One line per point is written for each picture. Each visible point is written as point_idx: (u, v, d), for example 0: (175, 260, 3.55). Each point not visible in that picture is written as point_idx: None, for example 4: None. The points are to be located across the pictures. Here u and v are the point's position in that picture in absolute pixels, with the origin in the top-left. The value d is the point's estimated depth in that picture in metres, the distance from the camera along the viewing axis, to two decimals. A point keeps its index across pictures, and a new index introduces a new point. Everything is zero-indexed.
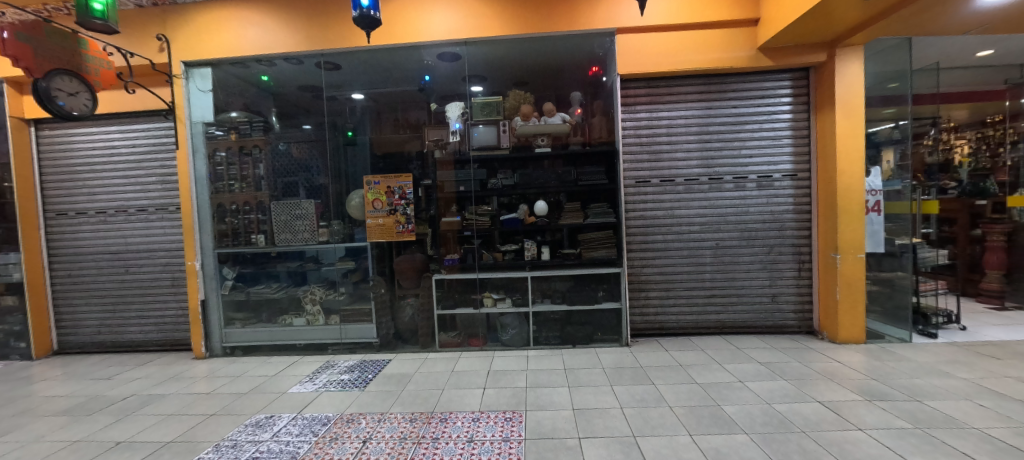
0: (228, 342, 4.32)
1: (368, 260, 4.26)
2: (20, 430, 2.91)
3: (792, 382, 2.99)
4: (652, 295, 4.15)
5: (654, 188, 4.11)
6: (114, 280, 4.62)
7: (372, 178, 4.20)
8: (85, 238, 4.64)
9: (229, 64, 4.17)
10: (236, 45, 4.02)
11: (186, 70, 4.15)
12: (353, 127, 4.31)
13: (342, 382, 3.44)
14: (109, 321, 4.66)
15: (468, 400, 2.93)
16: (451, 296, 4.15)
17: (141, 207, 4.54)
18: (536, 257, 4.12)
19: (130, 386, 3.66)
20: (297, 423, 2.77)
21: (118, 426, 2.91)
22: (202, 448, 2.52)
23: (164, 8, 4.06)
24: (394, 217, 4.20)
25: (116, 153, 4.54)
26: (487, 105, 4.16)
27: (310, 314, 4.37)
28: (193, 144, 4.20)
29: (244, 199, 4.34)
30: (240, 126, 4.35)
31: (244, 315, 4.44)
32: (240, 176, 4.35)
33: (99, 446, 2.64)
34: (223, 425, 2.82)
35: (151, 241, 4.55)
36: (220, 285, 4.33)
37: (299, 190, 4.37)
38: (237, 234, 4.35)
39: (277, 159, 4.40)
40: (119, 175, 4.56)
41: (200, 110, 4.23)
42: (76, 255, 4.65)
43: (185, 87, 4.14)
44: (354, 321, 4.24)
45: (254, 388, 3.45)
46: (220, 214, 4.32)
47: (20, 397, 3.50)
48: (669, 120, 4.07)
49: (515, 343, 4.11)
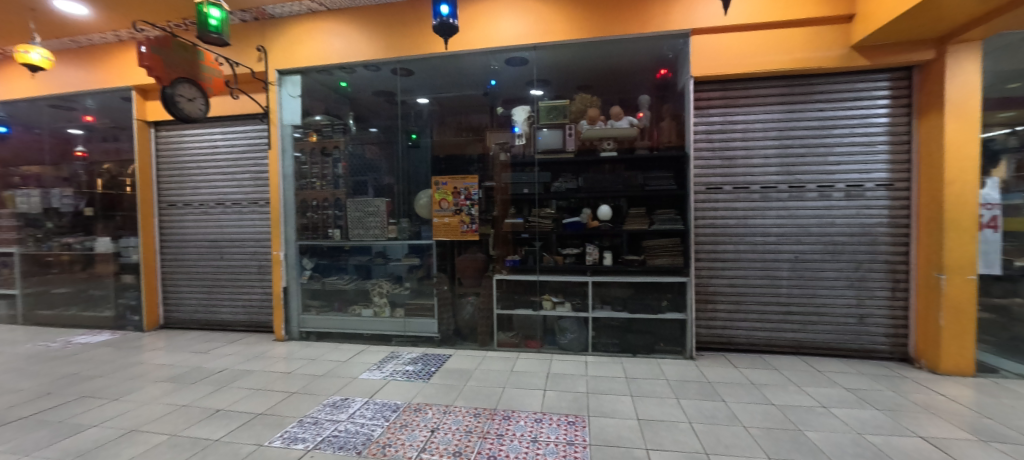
0: (305, 327, 4.68)
1: (432, 257, 4.41)
2: (138, 392, 3.35)
3: (886, 412, 2.71)
4: (720, 308, 3.95)
5: (726, 194, 3.91)
6: (211, 265, 5.18)
7: (440, 178, 4.35)
8: (190, 227, 5.24)
9: (315, 71, 4.54)
10: (323, 54, 4.37)
11: (279, 77, 4.57)
12: (418, 130, 4.51)
13: (407, 372, 3.62)
14: (205, 301, 5.23)
15: (529, 400, 2.96)
16: (511, 297, 4.23)
17: (236, 200, 5.06)
18: (597, 263, 4.08)
19: (223, 361, 4.08)
20: (370, 407, 2.95)
21: (216, 395, 3.26)
22: (288, 422, 2.77)
23: (263, 22, 4.52)
24: (459, 217, 4.31)
25: (218, 152, 5.10)
26: (553, 109, 4.17)
27: (378, 306, 4.62)
28: (282, 145, 4.61)
29: (323, 196, 4.68)
30: (323, 129, 4.69)
31: (319, 303, 4.79)
32: (322, 175, 4.69)
33: (202, 411, 2.98)
34: (304, 402, 3.08)
35: (243, 231, 5.05)
36: (300, 273, 4.72)
37: (369, 189, 4.63)
38: (316, 228, 4.71)
39: (354, 159, 4.69)
40: (220, 171, 5.11)
41: (290, 114, 4.62)
42: (182, 242, 5.27)
43: (277, 93, 4.55)
44: (417, 315, 4.43)
45: (328, 371, 3.72)
46: (303, 209, 4.70)
47: (136, 364, 4.03)
48: (745, 123, 3.86)
49: (573, 347, 4.08)
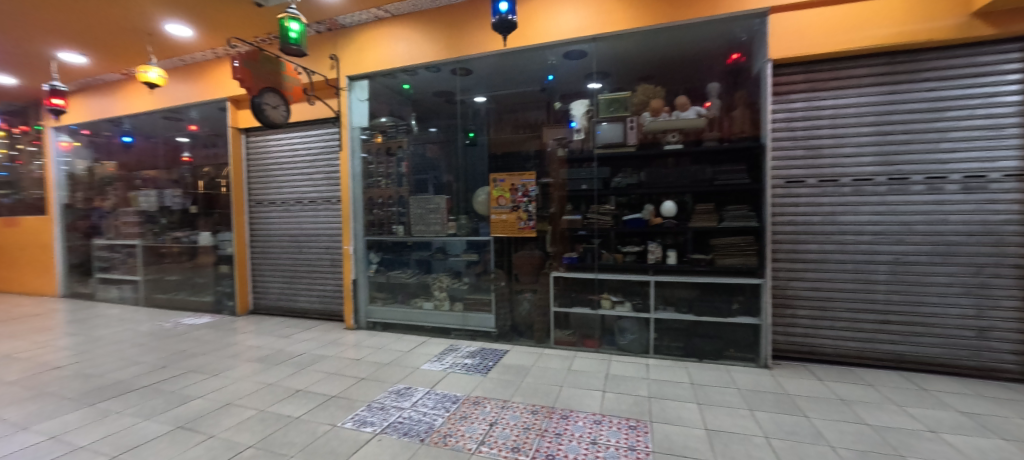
0: (372, 317, 4.98)
1: (490, 253, 4.46)
2: (233, 370, 3.76)
3: (1016, 444, 2.30)
4: (801, 314, 3.60)
5: (810, 187, 3.54)
6: (291, 257, 5.67)
7: (498, 176, 4.38)
8: (274, 223, 5.78)
9: (381, 76, 4.77)
10: (389, 59, 4.59)
11: (349, 83, 4.87)
12: (476, 128, 4.55)
13: (466, 365, 3.71)
14: (286, 290, 5.74)
15: (588, 401, 2.89)
16: (569, 295, 4.18)
17: (312, 198, 5.49)
18: (660, 261, 3.89)
19: (302, 345, 4.46)
20: (431, 397, 3.06)
21: (296, 376, 3.56)
22: (358, 406, 2.95)
23: (335, 32, 4.85)
24: (517, 213, 4.29)
25: (297, 154, 5.56)
26: (614, 102, 4.01)
27: (438, 299, 4.77)
28: (352, 146, 4.93)
29: (388, 193, 4.93)
30: (387, 130, 4.91)
31: (384, 295, 5.06)
32: (386, 174, 4.93)
33: (284, 390, 3.27)
34: (372, 388, 3.27)
35: (319, 227, 5.47)
36: (367, 267, 5.02)
37: (429, 187, 4.77)
38: (382, 224, 4.97)
39: (415, 158, 4.84)
40: (298, 172, 5.57)
41: (358, 118, 4.93)
42: (267, 237, 5.83)
43: (348, 98, 4.86)
44: (475, 310, 4.53)
45: (393, 360, 3.91)
46: (370, 206, 4.98)
47: (231, 344, 4.53)
48: (834, 109, 3.46)
49: (633, 349, 3.93)
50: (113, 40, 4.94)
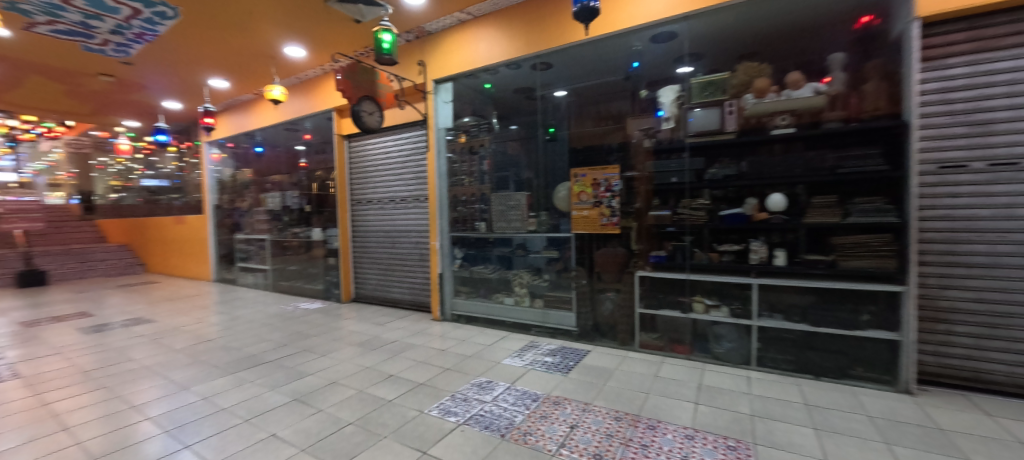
0: (456, 310, 5.19)
1: (570, 250, 4.34)
2: (338, 352, 4.19)
3: None
4: (959, 330, 2.93)
5: (974, 173, 2.85)
6: (386, 252, 6.16)
7: (579, 170, 4.25)
8: (372, 220, 6.33)
9: (464, 77, 4.90)
10: (472, 60, 4.71)
11: (435, 86, 5.10)
12: (556, 123, 4.46)
13: (546, 363, 3.67)
14: (382, 282, 6.26)
15: (678, 413, 2.67)
16: (656, 297, 3.92)
17: (404, 197, 5.89)
18: (765, 262, 3.44)
19: (395, 333, 4.82)
20: (512, 392, 3.08)
21: (389, 362, 3.84)
22: (442, 396, 3.08)
23: (423, 39, 5.11)
24: (599, 209, 4.12)
25: (390, 156, 6.00)
26: (710, 85, 3.64)
27: (518, 295, 4.81)
28: (438, 146, 5.17)
29: (471, 191, 5.08)
30: (470, 129, 5.04)
31: (468, 289, 5.25)
32: (469, 172, 5.09)
33: (380, 375, 3.54)
34: (456, 379, 3.39)
35: (409, 223, 5.85)
36: (452, 262, 5.24)
37: (510, 184, 4.81)
38: (465, 221, 5.14)
39: (497, 156, 4.91)
40: (392, 173, 6.01)
41: (444, 119, 5.15)
42: (366, 233, 6.41)
43: (434, 101, 5.11)
44: (556, 307, 4.47)
45: (475, 353, 4.03)
46: (454, 204, 5.19)
47: (337, 329, 5.07)
48: (1013, 72, 2.74)
49: (731, 359, 3.54)
50: (246, 65, 5.80)
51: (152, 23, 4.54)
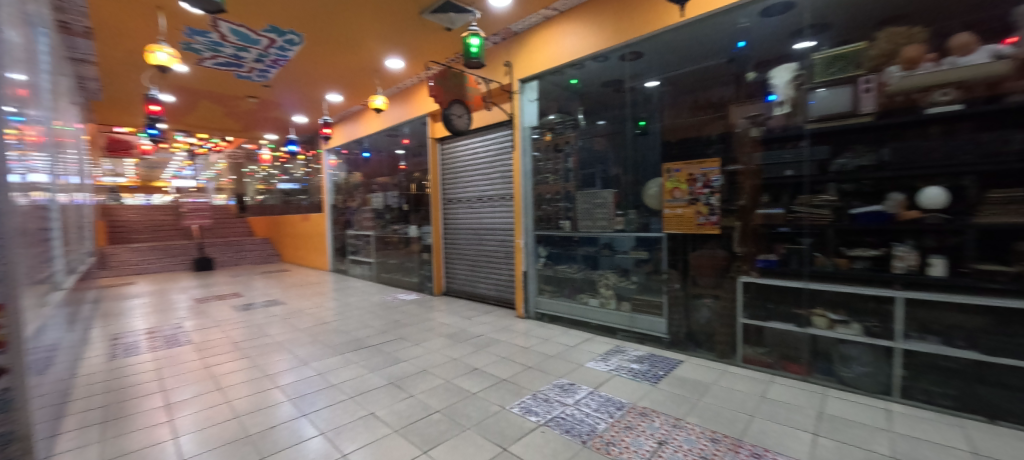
0: (540, 308, 5.19)
1: (662, 252, 4.04)
2: (428, 342, 4.46)
3: None
4: None
5: None
6: (474, 248, 6.40)
7: (672, 165, 3.92)
8: (461, 218, 6.64)
9: (550, 74, 4.86)
10: (558, 56, 4.66)
11: (521, 86, 5.14)
12: (647, 115, 4.16)
13: (633, 370, 3.47)
14: (470, 277, 6.52)
15: (791, 444, 2.32)
16: (763, 306, 3.46)
17: (490, 196, 6.06)
18: (915, 271, 2.83)
19: (481, 327, 4.98)
20: (595, 398, 2.96)
21: (475, 355, 3.97)
22: (524, 393, 3.09)
23: (509, 40, 5.17)
24: (695, 207, 3.76)
25: (478, 156, 6.22)
26: (838, 59, 3.08)
27: (604, 297, 4.63)
28: (523, 145, 5.20)
29: (556, 189, 5.03)
30: (555, 127, 4.99)
31: (552, 288, 5.20)
32: (554, 170, 5.03)
33: (465, 367, 3.67)
34: (538, 378, 3.37)
35: (495, 221, 6.00)
36: (536, 260, 5.24)
37: (597, 181, 4.64)
38: (550, 219, 5.10)
39: (582, 153, 4.78)
40: (480, 173, 6.22)
41: (528, 117, 5.12)
42: (456, 230, 6.74)
43: (520, 100, 5.13)
44: (645, 312, 4.21)
45: (558, 353, 3.98)
46: (539, 202, 5.18)
47: (429, 320, 5.41)
48: None
49: (864, 386, 3.00)
50: (355, 79, 6.46)
51: (284, 50, 5.30)
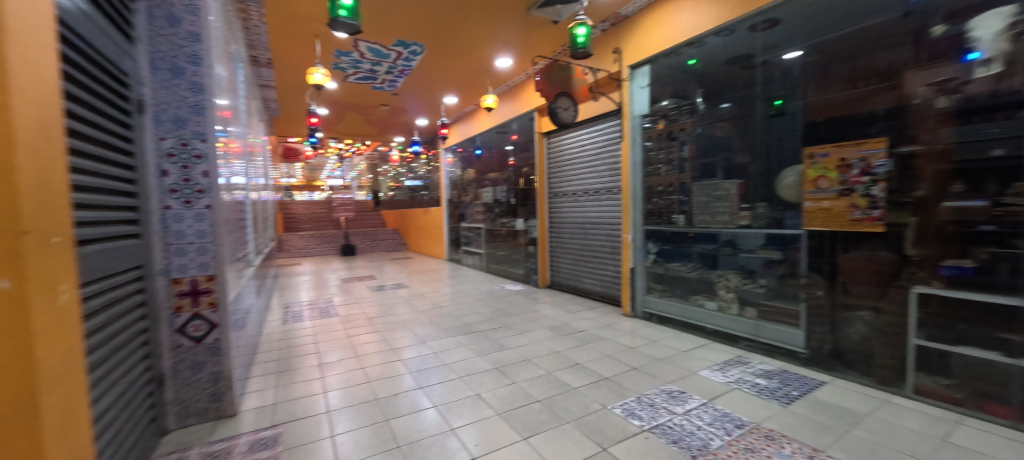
0: (648, 307, 4.90)
1: (800, 252, 3.46)
2: (532, 332, 4.56)
3: None
4: None
5: None
6: (579, 243, 6.32)
7: (817, 150, 3.32)
8: (566, 211, 6.61)
9: (664, 56, 4.51)
10: (673, 35, 4.29)
11: (631, 72, 4.88)
12: (784, 93, 3.56)
13: (758, 386, 3.05)
14: (574, 271, 6.47)
15: None
16: (951, 328, 2.72)
17: (596, 189, 5.91)
18: None
19: (584, 323, 4.90)
20: (709, 411, 2.69)
21: (577, 350, 3.93)
22: (627, 395, 2.95)
23: (619, 25, 4.93)
24: (848, 199, 3.14)
25: (585, 148, 6.10)
26: None
27: (723, 300, 4.16)
28: (632, 135, 4.93)
29: (669, 181, 4.66)
30: (670, 113, 4.63)
31: (662, 287, 4.86)
32: (668, 160, 4.67)
33: (567, 361, 3.65)
34: (643, 380, 3.20)
35: (601, 216, 5.84)
36: (645, 257, 4.95)
37: (717, 171, 4.16)
38: (661, 213, 4.76)
39: (701, 140, 4.33)
40: (586, 166, 6.10)
41: (639, 105, 4.86)
42: (561, 224, 6.74)
43: (629, 88, 4.88)
44: (775, 320, 3.67)
45: (667, 357, 3.71)
46: (649, 195, 4.87)
47: (533, 311, 5.53)
48: None
49: None
50: (468, 81, 6.87)
51: (409, 60, 5.89)
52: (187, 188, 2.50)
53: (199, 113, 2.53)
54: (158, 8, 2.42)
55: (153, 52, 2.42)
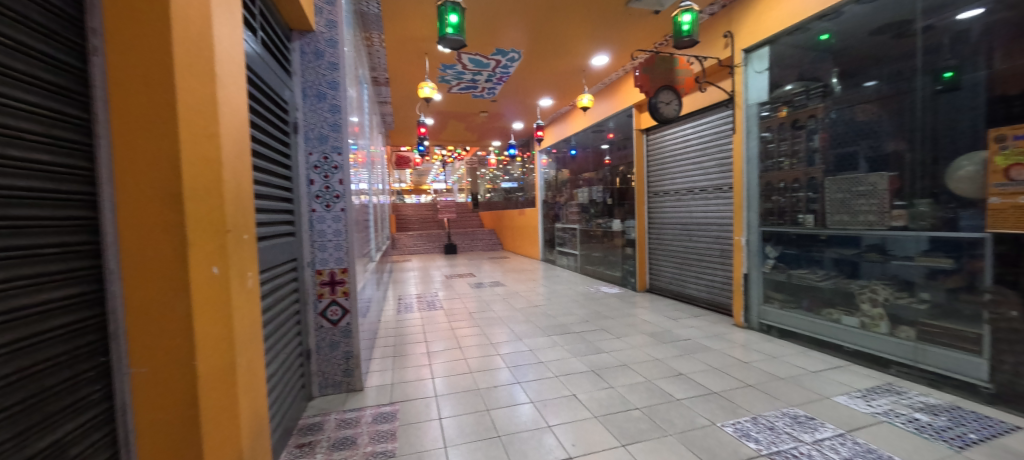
0: (765, 319, 4.38)
1: (983, 260, 2.77)
2: (630, 337, 4.40)
3: None
4: None
5: None
6: (683, 245, 5.91)
7: (1010, 131, 2.63)
8: (668, 211, 6.23)
9: (787, 35, 3.98)
10: (797, 9, 3.76)
11: (745, 57, 4.42)
12: (957, 63, 2.91)
13: (917, 423, 2.52)
14: (677, 275, 6.06)
15: None
16: None
17: (703, 188, 5.46)
18: None
19: (689, 331, 4.57)
20: (847, 444, 2.31)
21: (681, 359, 3.69)
22: (741, 414, 2.68)
23: (730, 7, 4.49)
24: None
25: (689, 144, 5.68)
26: None
27: (867, 316, 3.51)
28: (747, 126, 4.45)
29: (794, 176, 4.09)
30: (795, 99, 4.06)
31: (783, 297, 4.28)
32: (792, 152, 4.10)
33: (669, 370, 3.44)
34: (761, 400, 2.87)
35: (708, 216, 5.38)
36: (762, 262, 4.42)
37: (859, 163, 3.54)
38: (783, 213, 4.20)
39: (836, 127, 3.73)
40: (691, 163, 5.68)
41: (755, 92, 4.35)
42: (662, 225, 6.37)
43: (743, 74, 4.43)
44: (942, 343, 3.01)
45: (791, 376, 3.27)
46: (767, 193, 4.33)
47: (631, 315, 5.32)
48: None
49: None
50: (564, 82, 6.89)
51: (506, 67, 6.12)
52: (327, 194, 2.96)
53: (337, 130, 2.97)
54: (308, 45, 2.91)
55: (305, 82, 2.91)
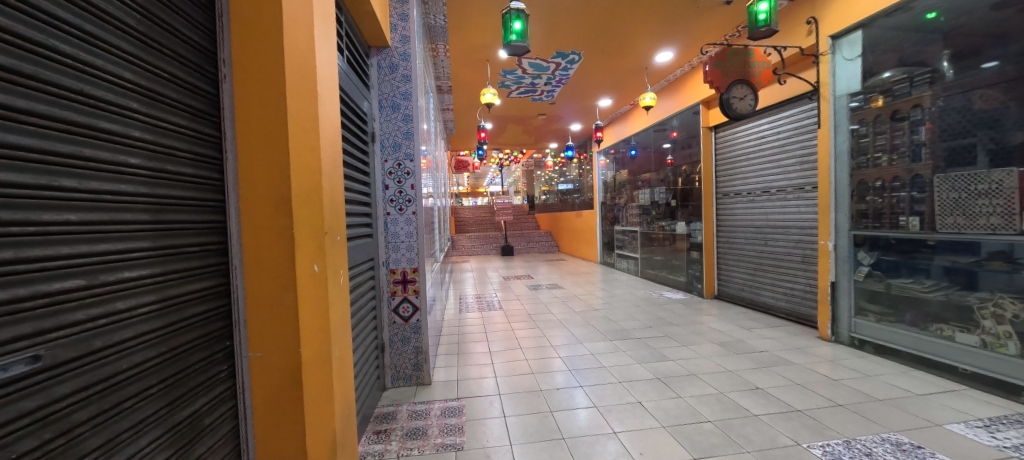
0: (858, 333, 3.94)
1: None
2: (698, 346, 4.18)
3: None
4: None
5: None
6: (757, 249, 5.50)
7: None
8: (740, 213, 5.84)
9: (884, 16, 3.57)
10: None
11: (832, 44, 4.04)
12: None
13: None
14: (751, 282, 5.65)
15: None
16: None
17: (781, 188, 5.04)
18: None
19: (764, 342, 4.24)
20: None
21: (757, 372, 3.44)
22: (831, 436, 2.45)
23: None
24: None
25: (766, 141, 5.29)
26: None
27: (988, 334, 3.03)
28: (835, 120, 4.06)
29: (893, 173, 3.65)
30: (894, 87, 3.63)
31: (880, 309, 3.83)
32: (891, 147, 3.67)
33: (744, 383, 3.23)
34: (854, 422, 2.59)
35: (787, 218, 4.96)
36: (854, 269, 3.99)
37: (977, 157, 3.08)
38: (880, 215, 3.77)
39: (947, 116, 3.27)
40: (767, 161, 5.27)
41: (846, 82, 3.97)
42: (733, 228, 5.98)
43: (830, 62, 4.04)
44: None
45: (891, 398, 2.92)
46: (861, 193, 3.91)
47: (698, 323, 5.05)
48: None
49: None
50: (625, 81, 6.73)
51: (567, 69, 6.10)
52: (400, 199, 3.16)
53: (409, 138, 3.15)
54: (384, 60, 3.13)
55: (381, 94, 3.13)
